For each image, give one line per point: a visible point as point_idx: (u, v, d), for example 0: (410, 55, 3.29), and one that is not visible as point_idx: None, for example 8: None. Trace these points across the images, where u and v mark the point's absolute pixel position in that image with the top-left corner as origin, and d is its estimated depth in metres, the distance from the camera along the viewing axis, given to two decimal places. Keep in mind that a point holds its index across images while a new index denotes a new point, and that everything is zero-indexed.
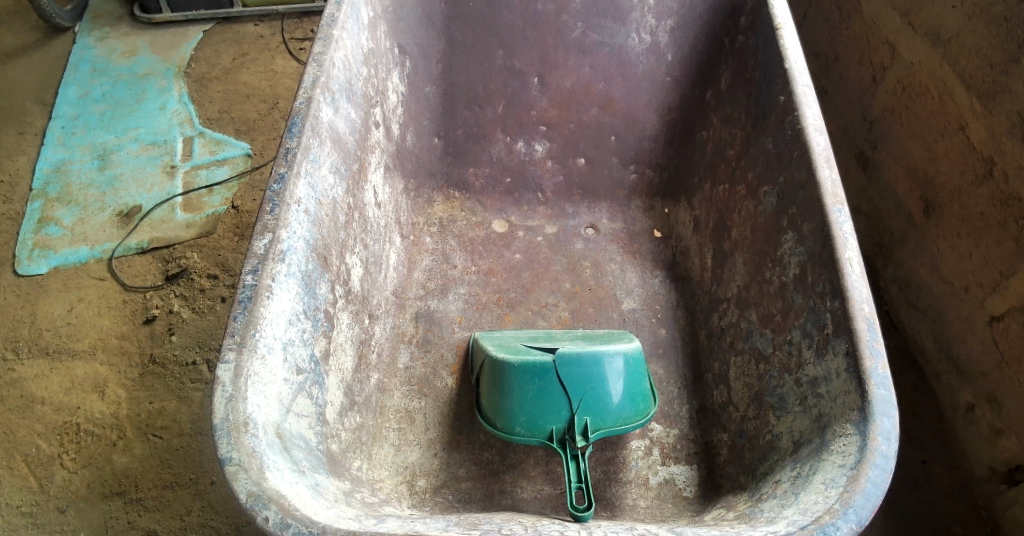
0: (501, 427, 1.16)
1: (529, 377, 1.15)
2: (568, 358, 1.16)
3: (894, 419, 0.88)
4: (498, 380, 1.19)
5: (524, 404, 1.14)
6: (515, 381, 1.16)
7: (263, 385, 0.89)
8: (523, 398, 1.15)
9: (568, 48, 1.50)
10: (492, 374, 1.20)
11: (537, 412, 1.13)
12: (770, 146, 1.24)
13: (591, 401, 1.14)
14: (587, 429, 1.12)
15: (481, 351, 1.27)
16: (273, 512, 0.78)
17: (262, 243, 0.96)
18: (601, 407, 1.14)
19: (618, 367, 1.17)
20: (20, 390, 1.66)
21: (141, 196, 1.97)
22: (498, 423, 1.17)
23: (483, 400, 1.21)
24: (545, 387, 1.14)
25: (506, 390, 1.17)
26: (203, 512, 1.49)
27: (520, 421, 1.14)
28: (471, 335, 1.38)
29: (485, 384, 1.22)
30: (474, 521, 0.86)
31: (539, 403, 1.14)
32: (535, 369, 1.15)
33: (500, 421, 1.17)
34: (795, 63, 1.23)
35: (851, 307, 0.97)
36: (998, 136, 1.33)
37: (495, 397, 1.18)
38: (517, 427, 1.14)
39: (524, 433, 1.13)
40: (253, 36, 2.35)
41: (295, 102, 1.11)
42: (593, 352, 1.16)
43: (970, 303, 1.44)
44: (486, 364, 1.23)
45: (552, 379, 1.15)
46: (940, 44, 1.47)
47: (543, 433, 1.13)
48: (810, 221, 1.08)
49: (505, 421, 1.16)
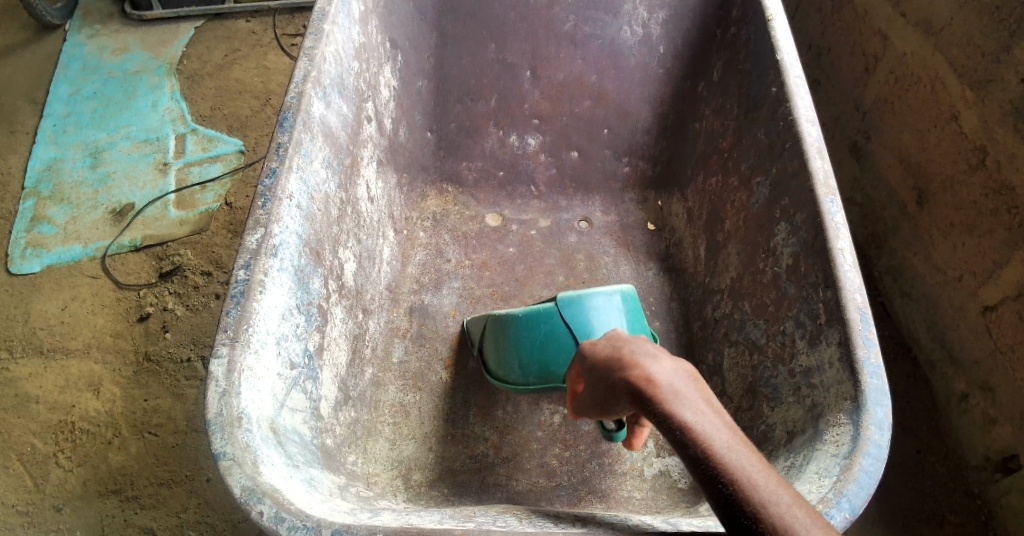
0: (515, 380, 1.24)
1: (534, 326, 1.19)
2: (569, 303, 1.17)
3: (887, 408, 0.88)
4: (505, 334, 1.24)
5: (534, 353, 1.20)
6: (521, 332, 1.21)
7: (256, 380, 0.89)
8: (530, 347, 1.21)
9: (560, 41, 1.50)
10: (498, 332, 1.26)
11: (546, 360, 1.20)
12: (761, 137, 1.25)
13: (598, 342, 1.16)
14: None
15: (481, 323, 1.31)
16: (267, 506, 0.78)
17: (254, 238, 0.96)
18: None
19: (617, 305, 1.18)
20: (13, 389, 1.66)
21: (133, 193, 1.97)
22: (511, 377, 1.25)
23: (492, 359, 1.29)
24: (551, 332, 1.18)
25: (513, 343, 1.23)
26: (199, 509, 1.49)
27: (532, 370, 1.21)
28: (464, 320, 1.40)
29: (491, 344, 1.29)
30: (469, 514, 0.87)
31: (547, 348, 1.19)
32: (540, 316, 1.19)
33: (512, 374, 1.24)
34: (786, 54, 1.23)
35: (843, 297, 0.98)
36: (991, 124, 1.34)
37: (504, 352, 1.25)
38: (530, 376, 1.22)
39: (537, 380, 1.21)
40: (245, 32, 2.34)
41: (286, 97, 1.11)
42: (592, 294, 1.18)
43: (963, 293, 1.44)
44: (489, 327, 1.29)
45: (557, 323, 1.17)
46: (931, 33, 1.47)
47: (555, 376, 1.20)
48: (802, 212, 1.08)
49: (517, 373, 1.23)
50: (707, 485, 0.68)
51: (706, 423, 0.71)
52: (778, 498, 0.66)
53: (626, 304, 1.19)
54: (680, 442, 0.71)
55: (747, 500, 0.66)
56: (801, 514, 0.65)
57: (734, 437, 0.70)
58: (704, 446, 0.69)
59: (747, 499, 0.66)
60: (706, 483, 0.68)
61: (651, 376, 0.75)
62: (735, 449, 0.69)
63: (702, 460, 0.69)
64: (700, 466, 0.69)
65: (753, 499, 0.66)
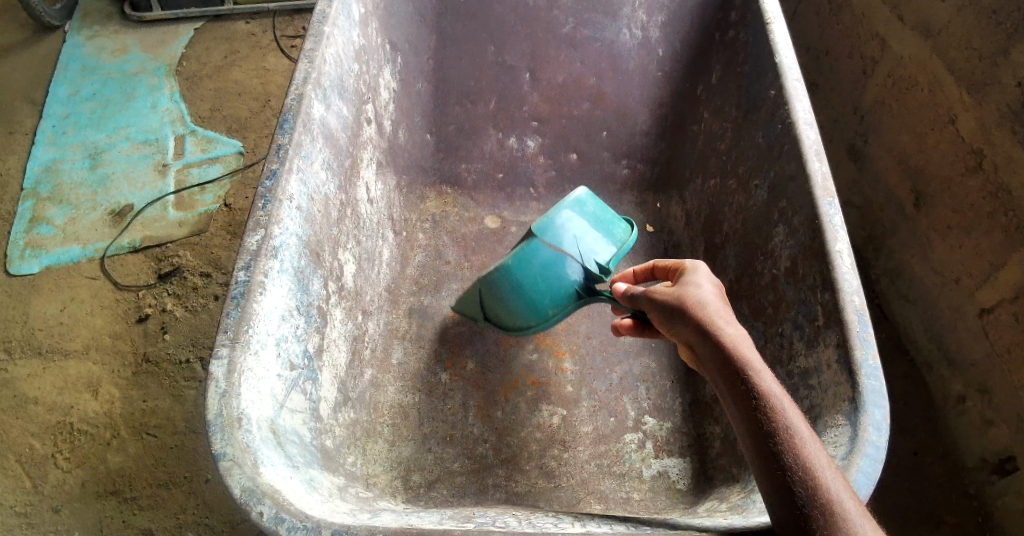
0: (538, 321, 1.25)
1: (526, 265, 1.24)
2: (541, 228, 1.26)
3: (884, 410, 0.89)
4: (505, 285, 1.25)
5: (540, 287, 1.23)
6: (519, 277, 1.24)
7: (256, 381, 0.90)
8: (535, 283, 1.23)
9: (560, 43, 1.51)
10: (496, 291, 1.27)
11: (554, 287, 1.23)
12: (759, 139, 1.25)
13: (586, 248, 1.25)
14: (600, 268, 1.24)
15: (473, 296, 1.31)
16: (267, 507, 0.78)
17: (254, 239, 0.96)
18: (595, 247, 1.25)
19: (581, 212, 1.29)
20: (12, 389, 1.66)
21: (133, 194, 1.97)
22: (533, 321, 1.25)
23: (501, 317, 1.29)
24: (544, 263, 1.24)
25: (517, 290, 1.25)
26: (198, 510, 1.49)
27: (546, 303, 1.23)
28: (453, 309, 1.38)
29: (494, 306, 1.29)
30: (468, 514, 0.87)
31: (548, 275, 1.23)
32: (525, 255, 1.24)
33: (532, 317, 1.25)
34: (785, 57, 1.23)
35: (841, 299, 0.98)
36: (988, 127, 1.35)
37: (512, 303, 1.26)
38: (549, 310, 1.24)
39: (556, 310, 1.24)
40: (244, 34, 2.34)
41: (287, 98, 1.11)
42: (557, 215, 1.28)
43: (960, 295, 1.45)
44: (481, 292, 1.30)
45: (544, 253, 1.24)
46: (929, 36, 1.47)
47: (569, 298, 1.24)
48: (801, 214, 1.09)
49: (535, 314, 1.25)
50: (757, 437, 0.78)
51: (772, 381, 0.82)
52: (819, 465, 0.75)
53: (589, 206, 1.30)
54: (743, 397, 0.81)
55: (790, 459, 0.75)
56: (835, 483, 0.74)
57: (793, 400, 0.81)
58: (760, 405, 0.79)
59: (796, 453, 0.75)
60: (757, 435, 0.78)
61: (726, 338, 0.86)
62: (796, 413, 0.79)
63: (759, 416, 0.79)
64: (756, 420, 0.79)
65: (803, 454, 0.75)
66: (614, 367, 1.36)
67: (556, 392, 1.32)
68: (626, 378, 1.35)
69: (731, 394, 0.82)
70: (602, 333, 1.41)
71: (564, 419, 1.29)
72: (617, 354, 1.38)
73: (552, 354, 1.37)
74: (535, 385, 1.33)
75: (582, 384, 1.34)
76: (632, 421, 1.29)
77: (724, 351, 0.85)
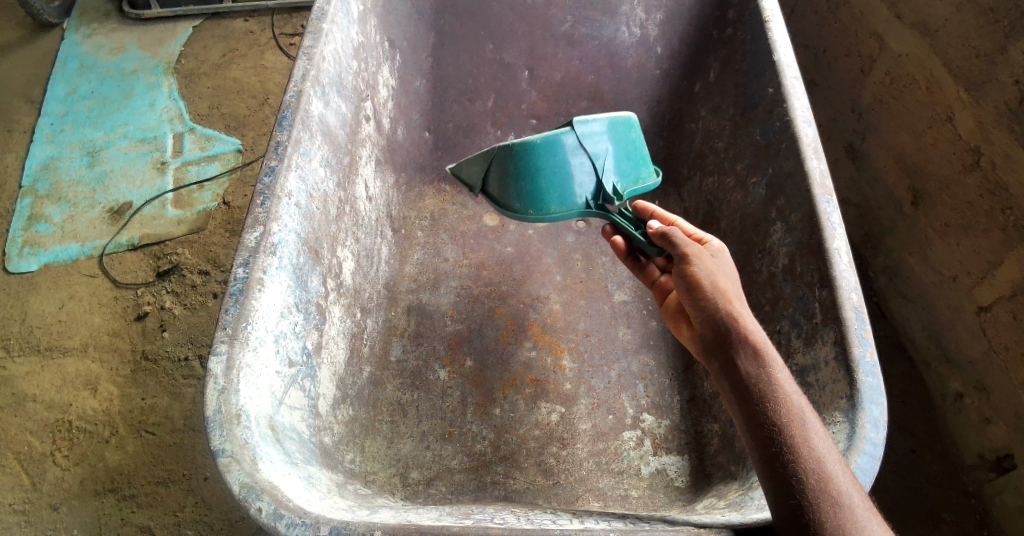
0: (534, 213, 1.20)
1: (551, 151, 1.16)
2: (585, 126, 1.17)
3: (881, 407, 0.89)
4: (519, 165, 1.18)
5: (554, 180, 1.18)
6: (538, 162, 1.17)
7: (255, 378, 0.90)
8: (550, 175, 1.17)
9: (558, 41, 1.53)
10: (509, 164, 1.18)
11: (567, 188, 1.18)
12: (757, 137, 1.25)
13: (611, 165, 1.20)
14: (617, 190, 1.20)
15: (481, 156, 1.21)
16: (266, 503, 0.78)
17: (253, 236, 0.96)
18: (618, 168, 1.21)
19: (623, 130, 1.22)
20: (10, 388, 1.66)
21: (131, 192, 1.97)
22: (529, 210, 1.20)
23: (500, 192, 1.21)
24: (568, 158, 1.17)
25: (530, 174, 1.18)
26: (196, 508, 1.49)
27: (552, 198, 1.18)
28: (448, 167, 1.26)
29: (499, 177, 1.20)
30: (467, 510, 0.87)
31: (566, 174, 1.18)
32: (557, 142, 1.16)
33: (531, 206, 1.19)
34: (783, 55, 1.24)
35: (839, 296, 0.98)
36: (986, 125, 1.35)
37: (519, 184, 1.19)
38: (552, 206, 1.19)
39: (559, 211, 1.19)
40: (242, 32, 2.34)
41: (285, 95, 1.11)
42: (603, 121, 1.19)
43: (958, 293, 1.45)
44: (495, 160, 1.19)
45: (574, 148, 1.17)
46: (927, 34, 1.48)
47: (575, 204, 1.20)
48: (799, 212, 1.09)
49: (536, 204, 1.19)
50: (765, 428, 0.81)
51: (788, 378, 0.85)
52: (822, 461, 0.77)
53: (633, 131, 1.24)
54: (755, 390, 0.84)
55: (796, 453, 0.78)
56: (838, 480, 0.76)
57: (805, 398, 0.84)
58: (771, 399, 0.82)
59: (802, 449, 0.78)
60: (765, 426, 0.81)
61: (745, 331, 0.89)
62: (808, 412, 0.82)
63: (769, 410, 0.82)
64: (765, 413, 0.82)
65: (809, 452, 0.78)
66: (612, 364, 1.36)
67: (554, 389, 1.33)
68: (624, 375, 1.35)
69: (744, 384, 0.85)
70: (601, 331, 1.41)
71: (563, 417, 1.29)
72: (615, 352, 1.38)
73: (550, 352, 1.38)
74: (534, 383, 1.33)
75: (580, 381, 1.34)
76: (631, 418, 1.29)
77: (741, 344, 0.88)
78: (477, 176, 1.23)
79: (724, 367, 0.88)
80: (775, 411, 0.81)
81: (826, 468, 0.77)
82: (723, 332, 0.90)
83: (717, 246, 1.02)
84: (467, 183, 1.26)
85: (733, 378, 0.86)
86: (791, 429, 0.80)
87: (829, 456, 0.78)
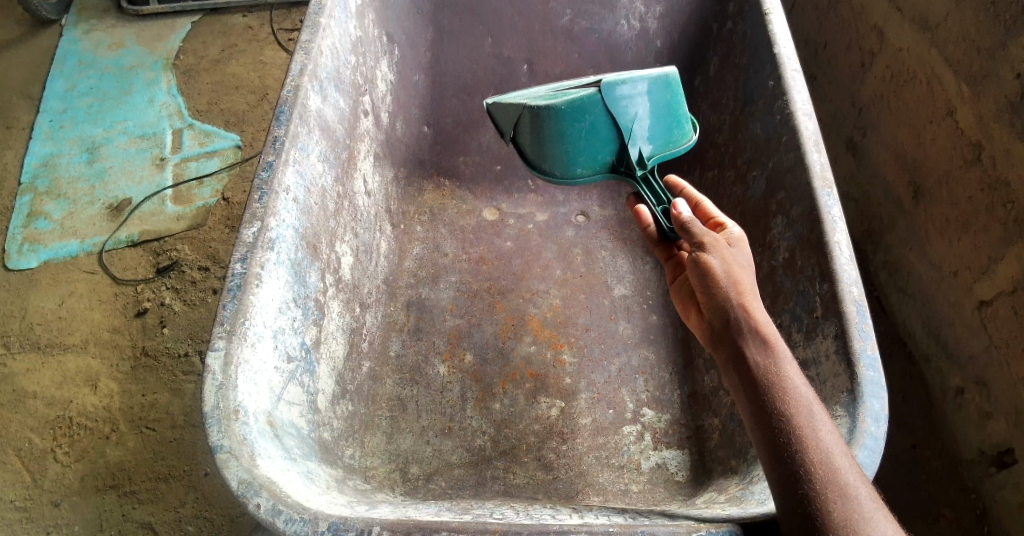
0: (562, 175, 1.20)
1: (577, 116, 1.13)
2: (614, 90, 1.13)
3: (882, 401, 0.89)
4: (546, 127, 1.15)
5: (580, 145, 1.16)
6: (565, 126, 1.14)
7: (253, 373, 0.89)
8: (576, 140, 1.15)
9: (557, 35, 1.52)
10: (536, 124, 1.14)
11: (592, 150, 1.17)
12: (758, 131, 1.25)
13: (640, 130, 1.16)
14: (642, 158, 1.17)
15: (510, 109, 1.15)
16: (264, 499, 0.78)
17: (251, 231, 0.96)
18: (649, 132, 1.17)
19: (653, 91, 1.15)
20: (10, 384, 1.66)
21: (131, 189, 1.96)
22: (556, 172, 1.20)
23: (529, 150, 1.19)
24: (595, 123, 1.15)
25: (558, 138, 1.15)
26: (197, 504, 1.49)
27: (579, 162, 1.18)
28: (485, 102, 1.17)
29: (527, 135, 1.17)
30: (466, 506, 0.87)
31: (592, 140, 1.16)
32: (584, 107, 1.13)
33: (558, 168, 1.19)
34: (783, 48, 1.23)
35: (840, 290, 0.98)
36: (986, 120, 1.34)
37: (547, 146, 1.17)
38: (578, 169, 1.19)
39: (586, 173, 1.19)
40: (241, 27, 2.33)
41: (283, 91, 1.11)
42: (629, 83, 1.13)
43: (958, 288, 1.45)
44: (523, 117, 1.15)
45: (602, 113, 1.14)
46: (927, 28, 1.47)
47: (602, 167, 1.19)
48: (799, 206, 1.09)
49: (564, 167, 1.19)
50: (769, 419, 0.81)
51: (797, 371, 0.85)
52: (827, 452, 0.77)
53: (666, 92, 1.16)
54: (761, 382, 0.84)
55: (799, 442, 0.78)
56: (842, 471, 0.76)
57: (815, 392, 0.84)
58: (777, 390, 0.83)
59: (805, 439, 0.78)
60: (770, 416, 0.81)
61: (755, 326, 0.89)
62: (816, 406, 0.82)
63: (774, 400, 0.82)
64: (771, 403, 0.82)
65: (812, 441, 0.78)
66: (612, 358, 1.36)
67: (554, 384, 1.32)
68: (624, 369, 1.34)
69: (754, 374, 0.85)
70: (600, 325, 1.40)
71: (563, 411, 1.29)
72: (615, 347, 1.38)
73: (550, 346, 1.37)
74: (534, 377, 1.33)
75: (580, 376, 1.33)
76: (631, 412, 1.29)
77: (750, 336, 0.89)
78: (507, 126, 1.18)
79: (733, 359, 0.89)
80: (781, 401, 0.82)
81: (832, 460, 0.76)
82: (735, 325, 0.91)
83: (737, 235, 1.01)
84: (500, 130, 1.19)
85: (744, 369, 0.87)
86: (799, 420, 0.80)
87: (836, 449, 0.77)
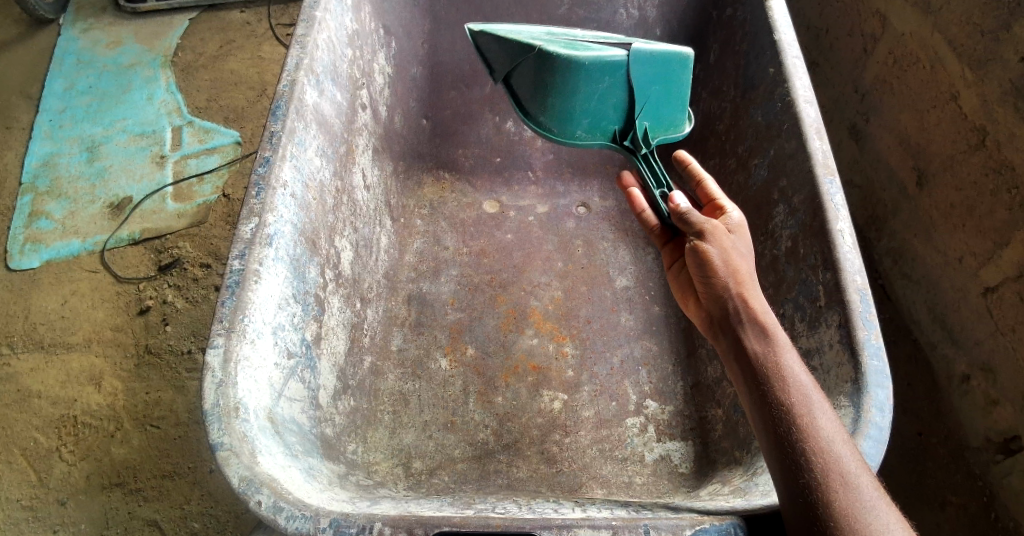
0: (558, 132, 1.18)
1: (591, 77, 1.12)
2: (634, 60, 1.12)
3: (888, 390, 0.88)
4: (553, 78, 1.12)
5: (587, 107, 1.16)
6: (575, 82, 1.13)
7: (252, 370, 0.89)
8: (585, 100, 1.15)
9: (555, 25, 1.52)
10: (540, 74, 1.12)
11: (598, 115, 1.17)
12: (759, 118, 1.23)
13: (648, 108, 1.17)
14: (647, 135, 1.17)
15: (518, 54, 1.12)
16: (265, 496, 0.78)
17: (248, 228, 0.95)
18: (655, 111, 1.18)
19: (669, 72, 1.15)
20: (15, 384, 1.66)
21: (131, 187, 1.96)
22: (554, 128, 1.18)
23: (528, 100, 1.17)
24: (607, 90, 1.14)
25: (564, 93, 1.14)
26: (203, 500, 1.50)
27: (580, 125, 1.17)
28: (466, 28, 1.12)
29: (529, 84, 1.15)
30: (468, 500, 0.87)
31: (598, 104, 1.16)
32: (599, 70, 1.12)
33: (557, 124, 1.18)
34: (784, 34, 1.22)
35: (843, 279, 0.97)
36: (990, 104, 1.33)
37: (549, 101, 1.16)
38: (578, 131, 1.18)
39: (586, 136, 1.18)
40: (240, 23, 2.32)
41: (280, 85, 1.10)
42: (652, 58, 1.12)
43: (963, 274, 1.44)
44: (529, 65, 1.12)
45: (616, 79, 1.13)
46: (929, 12, 1.45)
47: (603, 132, 1.19)
48: (801, 194, 1.08)
49: (562, 123, 1.17)
50: (769, 408, 0.81)
51: (797, 359, 0.85)
52: (829, 441, 0.76)
53: (684, 74, 1.16)
54: (763, 374, 0.84)
55: (800, 431, 0.77)
56: (844, 456, 0.75)
57: (814, 378, 0.84)
58: (777, 382, 0.82)
59: (805, 427, 0.77)
60: (770, 406, 0.81)
61: (756, 317, 0.89)
62: (816, 393, 0.81)
63: (774, 389, 0.82)
64: (770, 394, 0.82)
65: (813, 429, 0.77)
66: (615, 350, 1.35)
67: (556, 376, 1.32)
68: (627, 362, 1.34)
69: (754, 363, 0.85)
70: (602, 317, 1.40)
71: (565, 404, 1.29)
72: (617, 338, 1.37)
73: (552, 339, 1.37)
74: (536, 370, 1.33)
75: (582, 368, 1.33)
76: (633, 405, 1.28)
77: (750, 326, 0.88)
78: (500, 62, 1.15)
79: (734, 349, 0.89)
80: (782, 390, 0.81)
81: (832, 447, 0.76)
82: (734, 315, 0.91)
83: (736, 222, 1.01)
84: (490, 67, 1.16)
85: (744, 359, 0.87)
86: (799, 409, 0.79)
87: (837, 437, 0.77)
